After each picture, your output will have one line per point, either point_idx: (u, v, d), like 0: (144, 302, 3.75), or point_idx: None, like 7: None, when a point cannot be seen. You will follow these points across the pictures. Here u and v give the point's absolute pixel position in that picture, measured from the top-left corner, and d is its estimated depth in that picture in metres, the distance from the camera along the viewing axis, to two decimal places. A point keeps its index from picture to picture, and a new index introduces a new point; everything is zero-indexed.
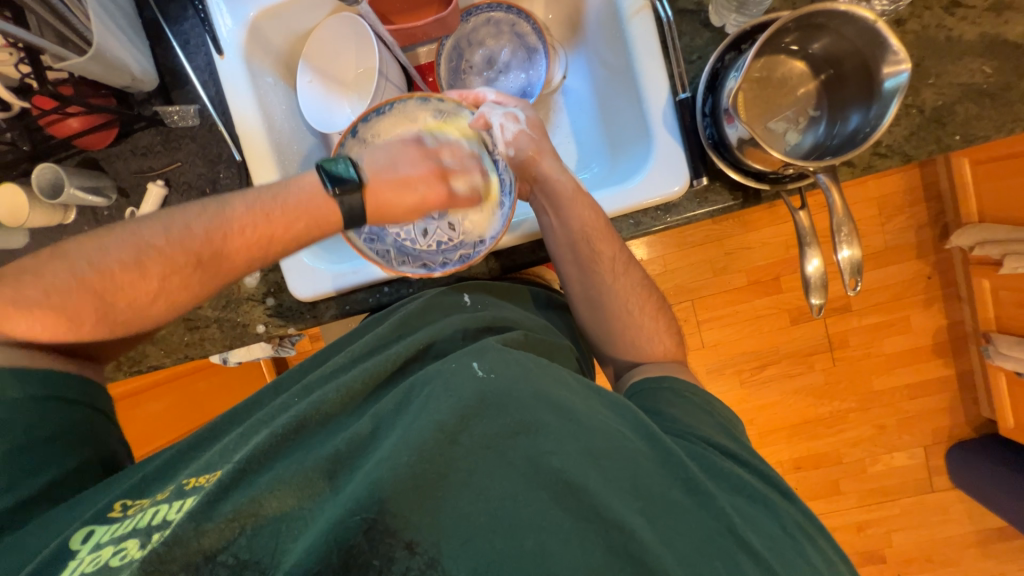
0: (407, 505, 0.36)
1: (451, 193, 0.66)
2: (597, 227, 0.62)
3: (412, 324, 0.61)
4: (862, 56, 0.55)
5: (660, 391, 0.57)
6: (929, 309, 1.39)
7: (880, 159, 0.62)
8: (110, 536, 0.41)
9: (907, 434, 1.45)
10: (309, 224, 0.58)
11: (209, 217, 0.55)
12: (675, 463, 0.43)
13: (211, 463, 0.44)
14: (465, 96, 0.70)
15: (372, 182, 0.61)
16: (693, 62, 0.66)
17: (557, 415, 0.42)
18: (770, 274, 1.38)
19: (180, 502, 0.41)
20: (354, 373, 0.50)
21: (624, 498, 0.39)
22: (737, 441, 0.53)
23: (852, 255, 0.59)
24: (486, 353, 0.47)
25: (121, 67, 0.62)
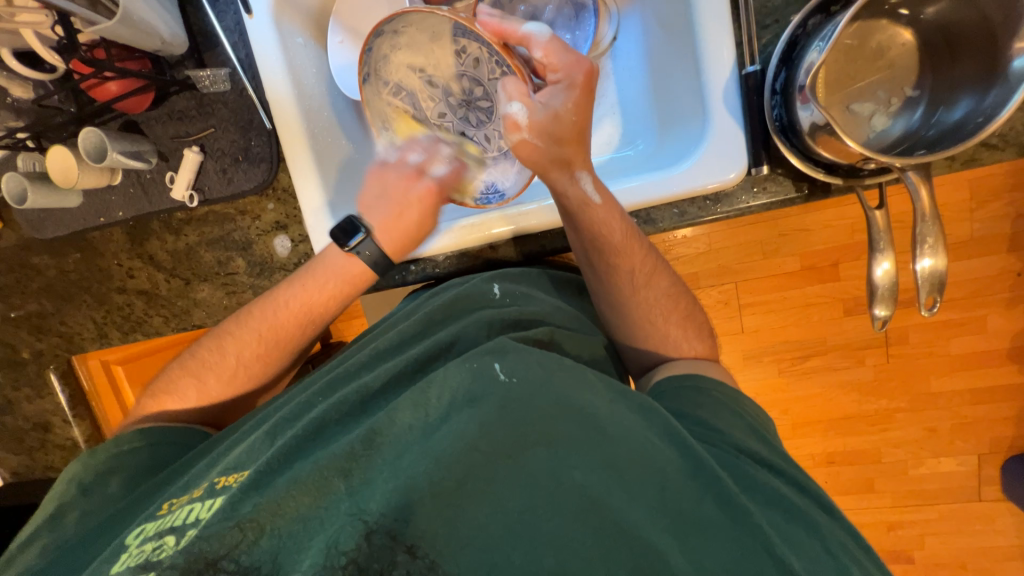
0: (421, 511, 0.37)
1: (436, 180, 0.67)
2: (615, 236, 0.58)
3: (438, 319, 0.59)
4: (988, 26, 0.45)
5: (686, 391, 0.54)
6: (1013, 310, 1.24)
7: (988, 150, 0.52)
8: (155, 530, 0.42)
9: (961, 440, 1.34)
10: (340, 281, 0.64)
11: (261, 301, 0.64)
12: (707, 474, 0.41)
13: (239, 464, 0.46)
14: (504, 35, 0.56)
15: (375, 224, 0.65)
16: (768, 26, 0.57)
17: (577, 425, 0.41)
18: (828, 261, 1.26)
19: (212, 501, 0.43)
20: (377, 373, 0.52)
21: (646, 512, 0.38)
22: (768, 444, 0.49)
23: (934, 264, 0.51)
24: (507, 354, 0.46)
25: (149, 30, 0.61)
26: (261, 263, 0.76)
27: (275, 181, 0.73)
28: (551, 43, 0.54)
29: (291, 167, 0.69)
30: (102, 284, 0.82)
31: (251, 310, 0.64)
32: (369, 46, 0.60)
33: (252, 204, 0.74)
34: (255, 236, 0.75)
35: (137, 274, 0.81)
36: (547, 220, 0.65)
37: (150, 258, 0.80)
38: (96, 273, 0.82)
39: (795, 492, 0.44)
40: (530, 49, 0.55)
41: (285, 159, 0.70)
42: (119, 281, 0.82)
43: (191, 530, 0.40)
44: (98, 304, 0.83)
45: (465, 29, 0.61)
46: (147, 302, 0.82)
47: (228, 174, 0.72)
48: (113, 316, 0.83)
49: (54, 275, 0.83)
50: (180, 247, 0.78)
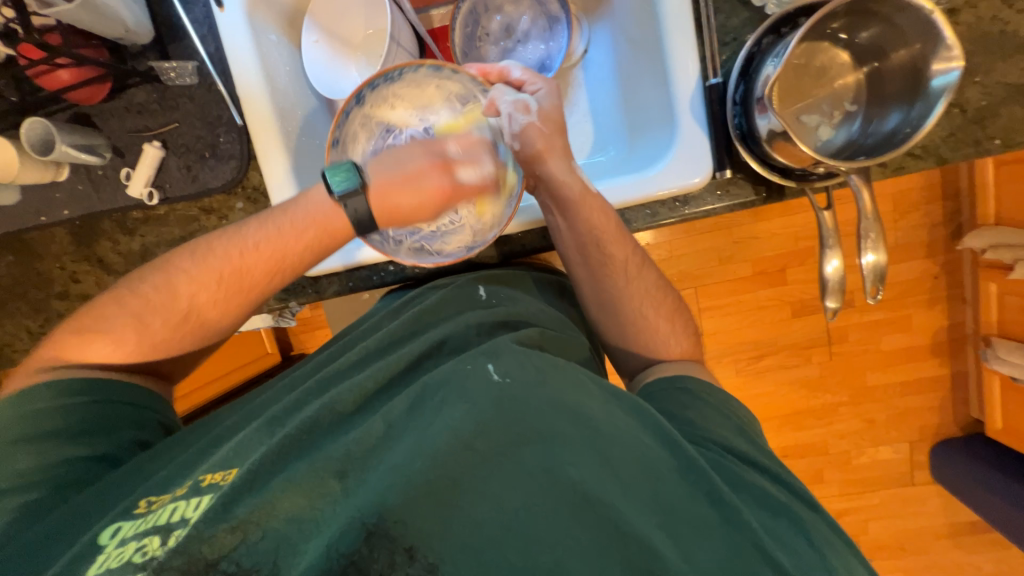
0: (414, 513, 0.36)
1: (456, 173, 0.60)
2: (608, 230, 0.61)
3: (426, 320, 0.60)
4: (910, 50, 0.52)
5: (676, 393, 0.56)
6: (933, 309, 1.38)
7: (913, 160, 0.59)
8: (134, 532, 0.41)
9: (895, 429, 1.48)
10: (319, 230, 0.57)
11: (226, 237, 0.57)
12: (697, 473, 0.43)
13: (226, 459, 0.45)
14: (487, 73, 0.66)
15: (374, 181, 0.57)
16: (728, 44, 0.62)
17: (573, 424, 0.42)
18: (777, 266, 1.36)
19: (197, 500, 0.41)
20: (369, 373, 0.51)
21: (640, 509, 0.39)
22: (754, 444, 0.52)
23: (876, 260, 0.57)
24: (501, 354, 0.47)
25: (112, 16, 0.58)
26: None
27: (245, 179, 0.70)
28: (527, 70, 0.65)
29: (263, 166, 0.67)
30: (40, 290, 0.75)
31: (196, 253, 0.57)
32: (347, 111, 0.63)
33: (218, 203, 0.71)
34: None
35: (83, 278, 0.74)
36: (525, 220, 0.67)
37: (99, 261, 0.74)
38: (33, 278, 0.75)
39: (778, 488, 0.47)
40: (509, 76, 0.66)
41: (256, 158, 0.68)
42: (60, 286, 0.75)
43: (181, 530, 0.39)
44: (33, 312, 0.76)
45: (450, 79, 0.65)
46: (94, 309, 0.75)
47: (192, 171, 0.69)
48: (52, 324, 0.76)
49: None
50: (135, 249, 0.73)
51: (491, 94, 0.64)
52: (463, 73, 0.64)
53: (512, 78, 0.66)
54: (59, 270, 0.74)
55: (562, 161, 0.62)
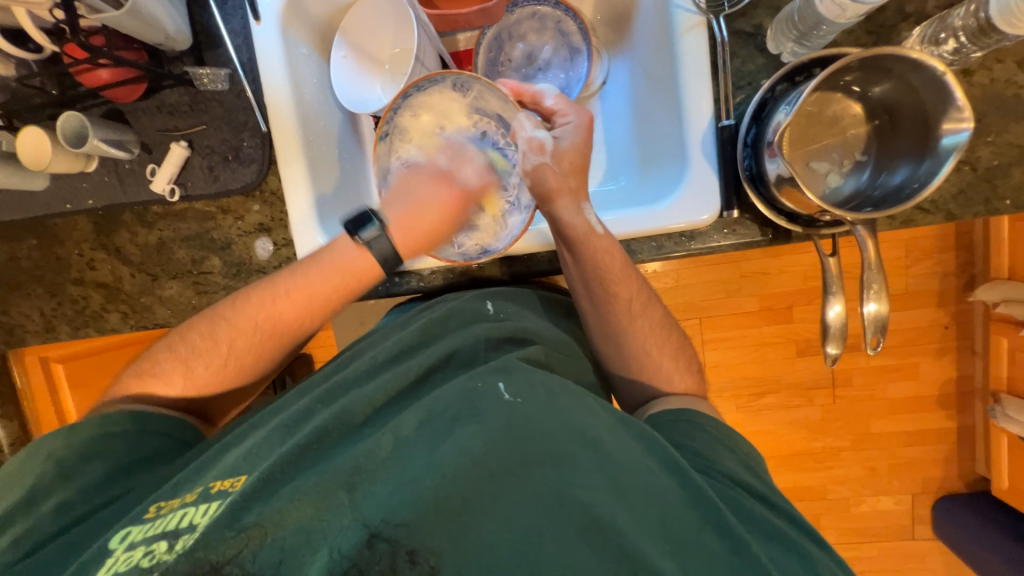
0: (425, 528, 0.37)
1: (464, 188, 0.67)
2: (614, 268, 0.61)
3: (435, 331, 0.61)
4: (922, 107, 0.52)
5: (681, 424, 0.56)
6: (940, 360, 1.36)
7: (921, 214, 0.59)
8: (143, 536, 0.41)
9: (897, 480, 1.44)
10: (345, 275, 0.60)
11: (261, 287, 0.60)
12: (704, 502, 0.43)
13: (236, 466, 0.46)
14: (521, 93, 0.68)
15: (389, 217, 0.62)
16: (742, 88, 0.63)
17: (584, 448, 0.42)
18: (784, 304, 1.36)
19: (207, 505, 0.43)
20: (379, 383, 0.52)
21: (652, 539, 0.39)
22: (758, 477, 0.52)
23: (877, 310, 0.57)
24: (512, 373, 0.48)
25: (154, 23, 0.61)
26: (238, 264, 0.74)
27: (263, 183, 0.72)
28: (560, 98, 0.66)
29: (283, 173, 0.69)
30: (58, 274, 0.77)
31: (233, 301, 0.60)
32: (392, 108, 0.67)
33: (235, 204, 0.73)
34: (235, 236, 0.74)
35: (99, 266, 0.77)
36: (531, 244, 0.68)
37: (116, 251, 0.76)
38: (52, 263, 0.77)
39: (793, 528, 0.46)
40: (542, 100, 0.67)
41: (276, 163, 0.70)
42: (76, 273, 0.77)
43: (189, 534, 0.40)
44: (48, 296, 0.78)
45: (487, 87, 0.66)
46: (106, 296, 0.77)
47: (214, 172, 0.71)
48: (64, 308, 0.78)
49: (3, 260, 0.78)
50: (151, 242, 0.75)
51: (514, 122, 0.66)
52: (498, 90, 0.66)
53: (543, 104, 0.67)
54: (77, 257, 0.76)
55: (569, 197, 0.63)
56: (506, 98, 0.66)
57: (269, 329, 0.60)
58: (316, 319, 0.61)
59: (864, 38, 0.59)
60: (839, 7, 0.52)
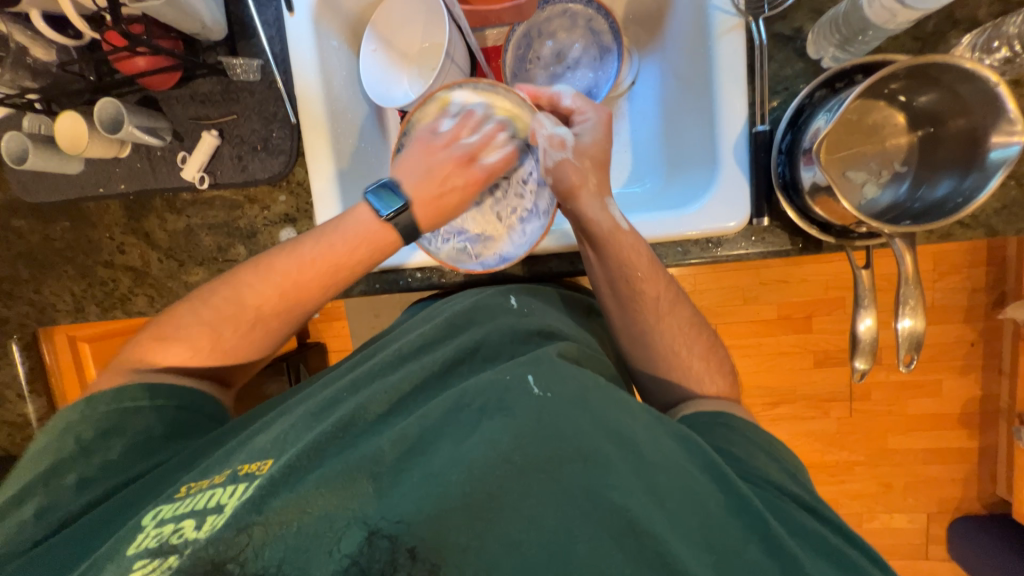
0: (450, 524, 0.37)
1: (487, 168, 0.69)
2: (641, 267, 0.61)
3: (460, 323, 0.60)
4: (970, 119, 0.50)
5: (718, 428, 0.55)
6: (965, 377, 1.33)
7: (961, 228, 0.58)
8: (173, 514, 0.42)
9: (913, 498, 1.40)
10: (371, 246, 0.62)
11: (283, 252, 0.61)
12: (752, 511, 0.42)
13: (262, 450, 0.47)
14: (538, 96, 0.69)
15: (415, 198, 0.65)
16: (779, 93, 0.62)
17: (619, 448, 0.42)
18: (804, 313, 1.33)
19: (234, 487, 0.43)
20: (404, 374, 0.52)
21: (690, 546, 0.39)
22: (800, 484, 0.51)
23: (913, 326, 0.55)
24: (541, 365, 0.48)
25: (191, 12, 0.62)
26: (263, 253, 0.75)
27: (291, 174, 0.73)
28: (578, 97, 0.67)
29: (310, 165, 0.70)
30: (89, 256, 0.79)
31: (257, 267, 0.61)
32: (410, 115, 0.68)
33: (262, 193, 0.74)
34: (261, 225, 0.74)
35: (129, 250, 0.78)
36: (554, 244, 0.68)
37: (145, 235, 0.78)
38: (84, 245, 0.79)
39: (841, 540, 0.45)
40: (560, 101, 0.67)
41: (304, 155, 0.71)
42: (107, 256, 0.79)
43: (216, 516, 0.41)
44: (79, 277, 0.80)
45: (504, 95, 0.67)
46: (134, 280, 0.79)
47: (243, 161, 0.72)
48: (94, 290, 0.80)
49: (37, 241, 0.80)
50: (180, 228, 0.77)
51: (534, 122, 0.67)
52: (515, 96, 0.66)
53: (561, 104, 0.67)
54: (108, 241, 0.78)
55: (593, 194, 0.63)
56: (525, 101, 0.66)
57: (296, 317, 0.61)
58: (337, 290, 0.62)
59: (910, 44, 0.57)
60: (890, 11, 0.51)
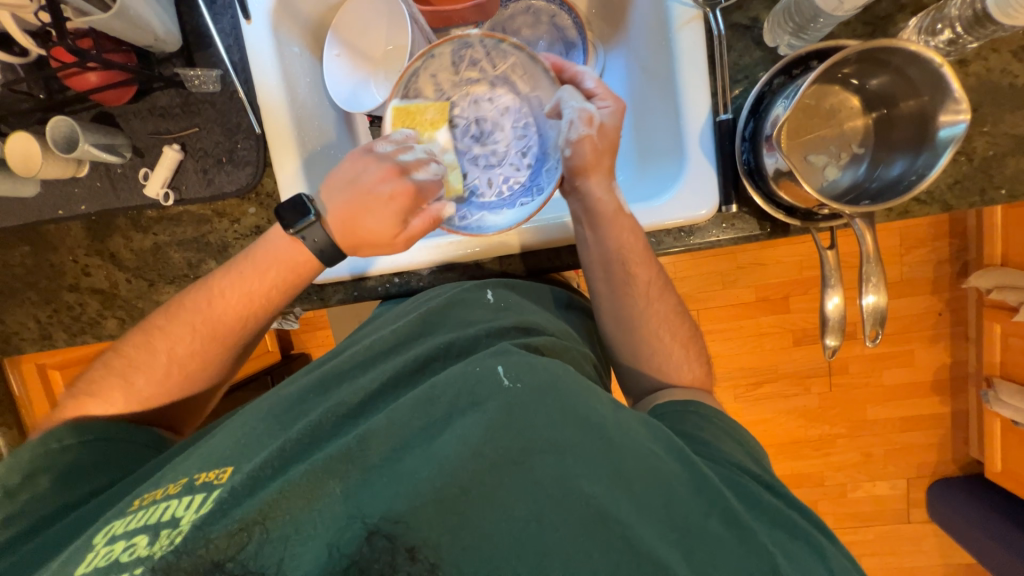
0: (421, 520, 0.38)
1: (417, 185, 0.61)
2: (635, 250, 0.63)
3: (430, 323, 0.60)
4: (919, 100, 0.52)
5: (685, 415, 0.57)
6: (935, 346, 1.38)
7: (918, 205, 0.60)
8: (124, 530, 0.42)
9: (892, 465, 1.46)
10: (282, 268, 0.60)
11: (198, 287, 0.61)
12: (711, 490, 0.44)
13: (222, 459, 0.46)
14: (562, 69, 0.67)
15: (330, 211, 0.60)
16: (740, 81, 0.63)
17: (587, 432, 0.43)
18: (779, 294, 1.37)
19: (190, 499, 0.42)
20: (375, 374, 0.53)
21: (655, 526, 0.40)
22: (759, 464, 0.53)
23: (876, 301, 0.57)
24: (510, 357, 0.49)
25: (143, 25, 0.60)
26: None
27: (259, 186, 0.71)
28: (600, 83, 0.65)
29: (280, 174, 0.69)
30: (52, 281, 0.77)
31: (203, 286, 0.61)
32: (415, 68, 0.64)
33: (231, 206, 0.72)
34: (232, 239, 0.73)
35: (94, 272, 0.76)
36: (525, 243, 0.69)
37: (110, 256, 0.75)
38: (45, 269, 0.77)
39: (792, 511, 0.47)
40: (582, 82, 0.66)
41: (272, 164, 0.70)
42: (71, 279, 0.77)
43: (171, 530, 0.40)
44: (43, 303, 0.78)
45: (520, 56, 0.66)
46: (102, 302, 0.77)
47: (208, 175, 0.70)
48: (60, 315, 0.78)
49: None
50: (147, 246, 0.75)
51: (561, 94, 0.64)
52: (541, 63, 0.65)
53: (583, 86, 0.66)
54: (71, 263, 0.76)
55: (604, 185, 0.64)
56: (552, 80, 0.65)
57: (235, 332, 0.61)
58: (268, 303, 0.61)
59: (861, 29, 0.59)
60: None
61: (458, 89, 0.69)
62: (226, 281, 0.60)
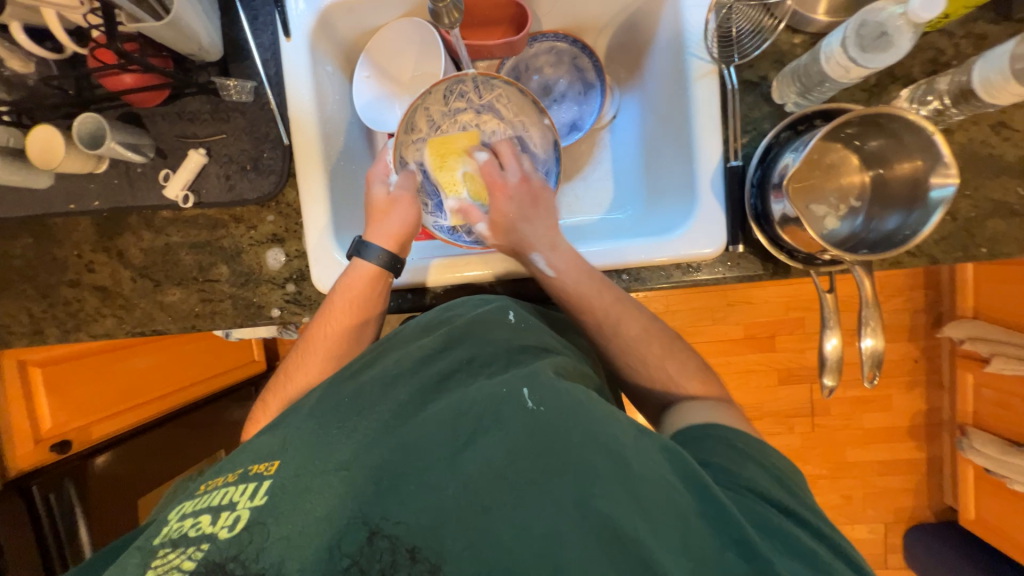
0: (451, 532, 0.40)
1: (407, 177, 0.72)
2: (580, 268, 0.66)
3: (455, 336, 0.60)
4: (913, 163, 0.57)
5: (708, 440, 0.53)
6: (911, 392, 1.44)
7: (908, 257, 0.64)
8: (192, 508, 0.46)
9: (871, 508, 1.49)
10: (364, 281, 0.66)
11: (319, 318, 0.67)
12: (728, 520, 0.42)
13: (272, 452, 0.48)
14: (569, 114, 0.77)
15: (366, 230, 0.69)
16: (749, 132, 0.68)
17: (607, 458, 0.42)
18: (767, 333, 1.41)
19: (244, 486, 0.45)
20: (402, 386, 0.53)
21: (671, 553, 0.39)
22: (794, 494, 0.49)
23: (874, 345, 0.60)
24: (537, 380, 0.49)
25: (191, 35, 0.62)
26: (247, 274, 0.73)
27: (280, 195, 0.72)
28: None
29: (302, 184, 0.70)
30: (52, 275, 0.75)
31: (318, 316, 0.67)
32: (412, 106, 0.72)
33: (249, 213, 0.73)
34: (246, 245, 0.73)
35: (98, 269, 0.75)
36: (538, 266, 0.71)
37: (118, 254, 0.74)
38: (46, 263, 0.75)
39: (821, 544, 0.44)
40: None
41: (296, 175, 0.71)
42: (72, 275, 0.75)
43: (230, 512, 0.44)
44: (38, 297, 0.75)
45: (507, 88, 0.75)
46: (102, 300, 0.75)
47: (230, 181, 0.71)
48: (56, 310, 0.76)
49: None
50: (157, 247, 0.74)
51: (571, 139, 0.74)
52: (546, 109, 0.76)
53: None
54: (75, 258, 0.74)
55: (543, 243, 0.68)
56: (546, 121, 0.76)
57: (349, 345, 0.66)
58: (368, 312, 0.67)
59: (859, 94, 0.64)
60: (844, 67, 0.56)
61: (450, 120, 0.77)
62: (329, 305, 0.67)
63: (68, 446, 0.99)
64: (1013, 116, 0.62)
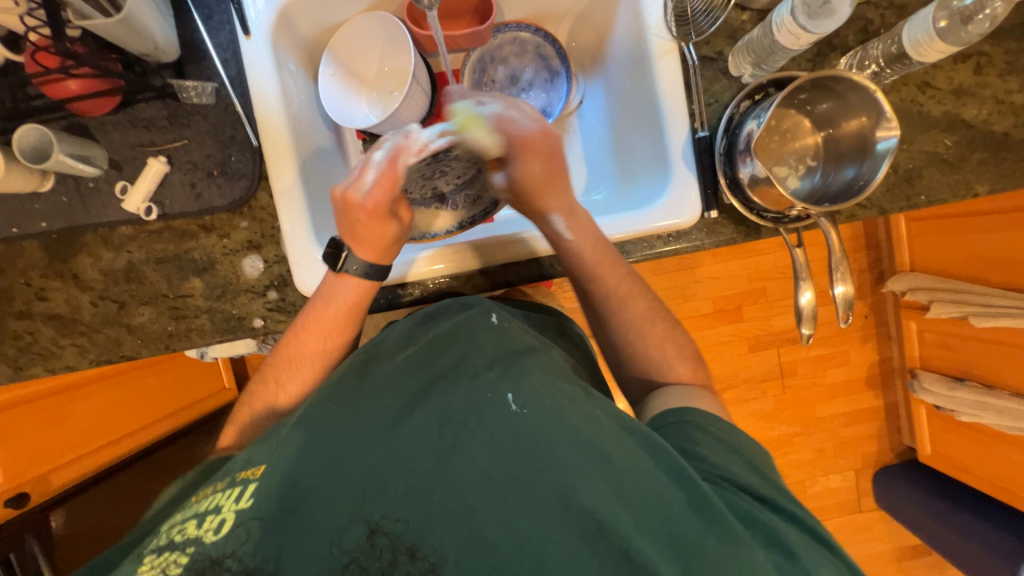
0: (437, 537, 0.41)
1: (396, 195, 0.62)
2: (604, 258, 0.66)
3: (441, 345, 0.57)
4: (860, 121, 0.63)
5: (685, 426, 0.55)
6: (865, 345, 1.56)
7: (862, 210, 0.71)
8: (185, 514, 0.47)
9: (843, 457, 1.60)
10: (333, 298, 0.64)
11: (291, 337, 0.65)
12: (708, 508, 0.43)
13: (259, 458, 0.48)
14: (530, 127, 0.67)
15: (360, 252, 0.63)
16: (712, 104, 0.72)
17: (588, 459, 0.44)
18: (734, 305, 1.49)
19: (233, 491, 0.46)
20: (385, 390, 0.52)
21: (652, 541, 0.41)
22: (771, 479, 0.51)
23: (845, 291, 0.66)
24: (522, 384, 0.49)
25: (145, 33, 0.59)
26: (223, 285, 0.69)
27: (253, 199, 0.69)
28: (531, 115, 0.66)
29: (277, 187, 0.67)
30: None
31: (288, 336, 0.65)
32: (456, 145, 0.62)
33: (220, 221, 0.69)
34: (220, 255, 0.69)
35: (51, 296, 0.69)
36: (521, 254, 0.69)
37: (74, 277, 0.69)
38: None
39: (788, 522, 0.47)
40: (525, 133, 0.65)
41: (268, 177, 0.68)
42: (21, 305, 0.68)
43: (218, 516, 0.44)
44: None
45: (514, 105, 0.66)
46: (59, 329, 0.69)
47: (197, 188, 0.68)
48: (4, 346, 0.69)
49: None
50: (119, 266, 0.69)
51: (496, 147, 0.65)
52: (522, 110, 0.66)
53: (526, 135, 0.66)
54: (23, 286, 0.68)
55: (561, 208, 0.65)
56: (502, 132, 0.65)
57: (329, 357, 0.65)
58: (346, 322, 0.65)
59: (805, 64, 0.70)
60: (794, 35, 0.61)
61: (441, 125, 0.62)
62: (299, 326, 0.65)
63: (25, 498, 0.92)
64: (934, 76, 0.70)
